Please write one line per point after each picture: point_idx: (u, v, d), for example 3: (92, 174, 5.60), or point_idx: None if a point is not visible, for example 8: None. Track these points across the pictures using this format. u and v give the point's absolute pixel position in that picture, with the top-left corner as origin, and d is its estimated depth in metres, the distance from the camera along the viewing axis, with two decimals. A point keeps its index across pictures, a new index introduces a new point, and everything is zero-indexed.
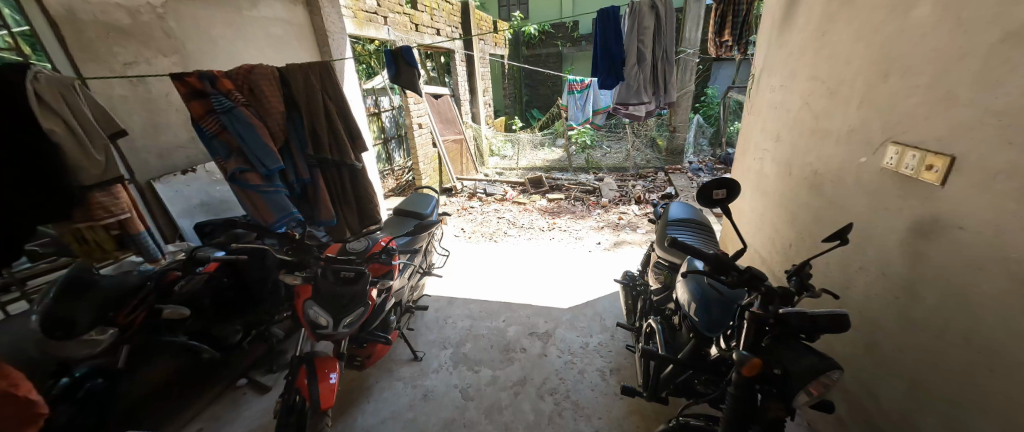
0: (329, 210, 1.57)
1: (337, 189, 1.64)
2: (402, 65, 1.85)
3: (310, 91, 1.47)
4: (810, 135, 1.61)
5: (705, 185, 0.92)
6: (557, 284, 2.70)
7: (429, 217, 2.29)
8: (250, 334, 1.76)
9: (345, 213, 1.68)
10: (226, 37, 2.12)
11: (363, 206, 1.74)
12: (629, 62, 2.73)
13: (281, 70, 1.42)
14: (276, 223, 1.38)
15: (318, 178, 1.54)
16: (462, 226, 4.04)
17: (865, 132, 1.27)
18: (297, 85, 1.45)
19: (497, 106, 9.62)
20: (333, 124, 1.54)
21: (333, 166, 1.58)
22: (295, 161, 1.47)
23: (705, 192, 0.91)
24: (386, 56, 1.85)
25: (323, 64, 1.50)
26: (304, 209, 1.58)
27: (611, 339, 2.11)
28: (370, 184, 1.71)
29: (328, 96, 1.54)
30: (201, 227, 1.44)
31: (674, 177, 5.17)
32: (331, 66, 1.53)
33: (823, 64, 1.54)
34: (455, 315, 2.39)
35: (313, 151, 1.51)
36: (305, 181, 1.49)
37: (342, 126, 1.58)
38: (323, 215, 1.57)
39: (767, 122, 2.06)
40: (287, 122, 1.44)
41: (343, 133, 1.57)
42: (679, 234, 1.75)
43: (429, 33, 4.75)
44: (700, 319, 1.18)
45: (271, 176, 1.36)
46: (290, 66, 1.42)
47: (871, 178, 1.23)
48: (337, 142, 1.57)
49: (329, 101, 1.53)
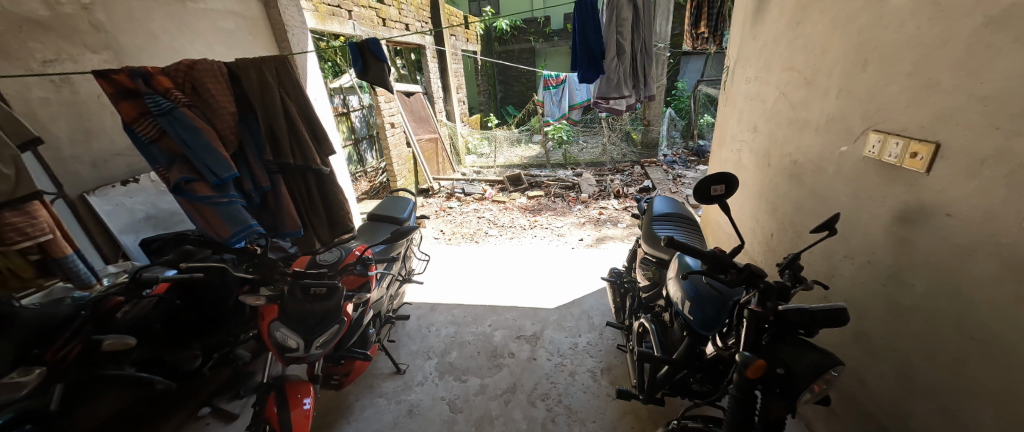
0: (294, 220, 1.42)
1: (303, 197, 1.49)
2: (370, 59, 1.72)
3: (265, 89, 1.32)
4: (788, 125, 1.62)
5: (703, 179, 0.86)
6: (542, 283, 2.65)
7: (407, 221, 2.17)
8: (212, 358, 1.60)
9: (314, 222, 1.54)
10: (169, 31, 1.93)
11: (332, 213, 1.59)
12: (608, 55, 2.67)
13: (229, 66, 1.26)
14: (232, 238, 1.25)
15: (281, 186, 1.39)
16: (441, 228, 3.94)
17: (844, 121, 1.27)
18: (250, 83, 1.29)
19: (472, 103, 9.50)
20: (294, 127, 1.39)
21: (296, 171, 1.44)
22: (251, 167, 1.31)
23: (704, 186, 0.85)
24: (352, 51, 1.72)
25: (280, 58, 1.34)
26: (266, 219, 1.43)
27: (600, 338, 2.07)
28: (340, 189, 1.57)
29: (287, 95, 1.38)
30: (147, 243, 1.29)
31: (650, 170, 5.25)
32: (289, 61, 1.38)
33: (799, 54, 1.54)
34: (438, 321, 2.29)
35: (272, 156, 1.37)
36: (265, 189, 1.34)
37: (306, 128, 1.43)
38: (289, 225, 1.42)
39: (742, 113, 2.07)
40: (240, 123, 1.29)
41: (306, 136, 1.43)
42: (663, 229, 1.73)
43: (397, 29, 4.58)
44: (695, 317, 1.15)
45: (224, 186, 1.21)
46: (240, 61, 1.26)
47: (853, 167, 1.22)
48: (299, 146, 1.42)
49: (288, 100, 1.38)
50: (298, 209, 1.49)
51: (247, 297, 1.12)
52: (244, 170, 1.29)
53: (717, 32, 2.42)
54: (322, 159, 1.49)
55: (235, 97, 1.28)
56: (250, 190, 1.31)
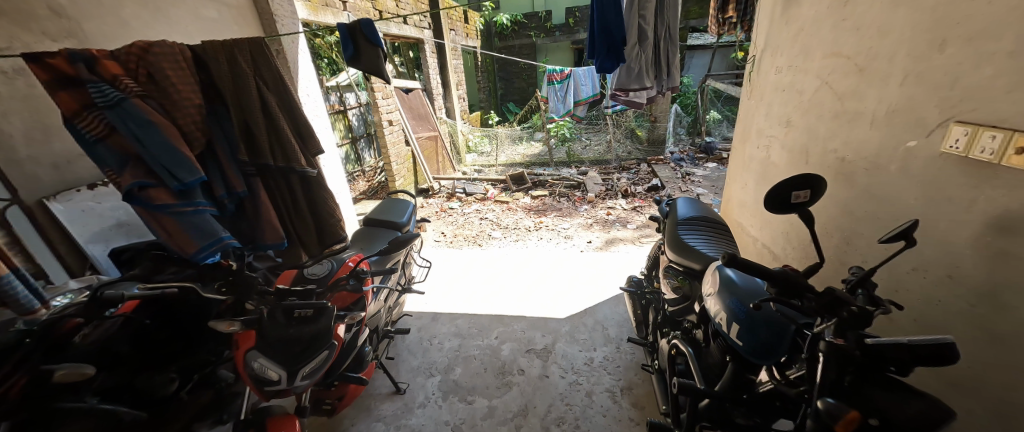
0: (275, 230, 1.14)
1: (287, 205, 1.21)
2: (363, 43, 1.54)
3: (238, 77, 1.08)
4: (833, 118, 1.45)
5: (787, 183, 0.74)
6: (552, 290, 2.47)
7: (406, 226, 2.01)
8: (193, 380, 1.22)
9: (302, 235, 1.26)
10: (141, 18, 1.76)
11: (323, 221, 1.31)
12: (630, 42, 2.49)
13: (194, 49, 1.03)
14: (200, 252, 0.96)
15: (260, 191, 1.12)
16: (442, 230, 3.78)
17: (912, 112, 1.11)
18: (220, 70, 1.05)
19: (473, 100, 9.29)
20: (274, 119, 1.13)
21: (278, 175, 1.16)
22: (223, 170, 1.06)
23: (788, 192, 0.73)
24: (342, 33, 1.53)
25: (254, 39, 1.11)
26: (243, 231, 1.15)
27: (616, 352, 1.91)
28: (331, 196, 1.27)
29: (265, 84, 1.14)
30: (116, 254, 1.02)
31: (657, 168, 5.10)
32: (266, 44, 1.14)
33: (849, 37, 1.38)
34: (441, 334, 2.13)
35: (249, 155, 1.10)
36: (240, 195, 1.07)
37: (288, 123, 1.18)
38: (269, 238, 1.13)
39: (772, 106, 1.91)
40: (209, 118, 1.05)
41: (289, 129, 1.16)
42: (689, 235, 1.55)
43: (395, 21, 4.39)
44: (746, 343, 0.98)
45: (190, 192, 0.96)
46: (207, 43, 1.04)
47: (924, 165, 1.07)
48: (280, 142, 1.15)
49: (265, 89, 1.13)
50: (283, 219, 1.20)
51: (219, 322, 0.93)
52: (212, 173, 1.03)
53: (744, 17, 2.23)
54: (310, 160, 1.22)
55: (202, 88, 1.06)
56: (222, 197, 1.04)
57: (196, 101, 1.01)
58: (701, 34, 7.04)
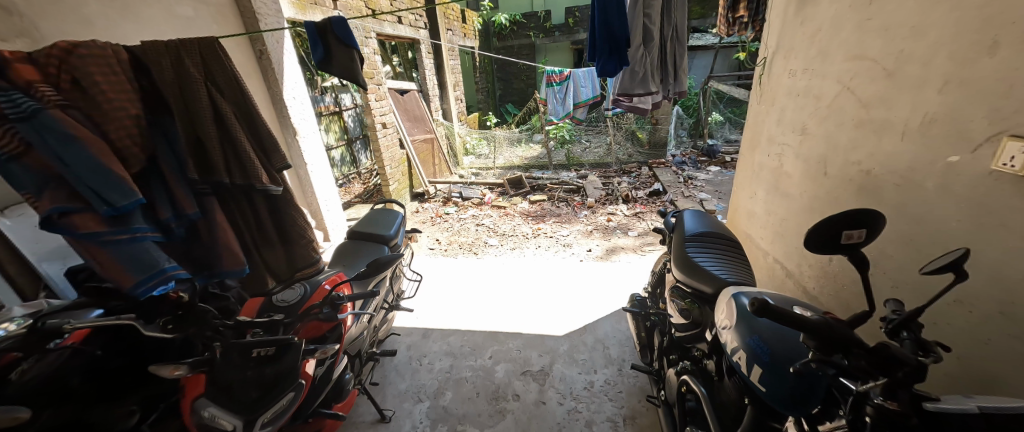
0: (235, 256, 1.05)
1: (248, 227, 1.13)
2: (334, 44, 1.55)
3: (186, 83, 0.98)
4: (855, 127, 1.33)
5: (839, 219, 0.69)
6: (550, 304, 2.34)
7: (394, 238, 1.88)
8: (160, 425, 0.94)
9: (268, 258, 1.18)
10: (106, 16, 1.63)
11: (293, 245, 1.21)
12: (634, 43, 2.36)
13: (132, 52, 0.94)
14: (137, 287, 0.85)
15: (216, 212, 1.03)
16: (436, 237, 3.65)
17: (954, 124, 1.00)
18: (164, 75, 0.96)
19: (470, 101, 9.17)
20: (229, 130, 1.03)
21: (238, 193, 1.08)
22: (171, 190, 0.96)
23: (840, 228, 0.68)
24: (311, 33, 1.53)
25: (204, 40, 1.01)
26: (196, 256, 1.05)
27: (619, 375, 1.78)
28: (300, 214, 1.18)
29: (219, 89, 1.05)
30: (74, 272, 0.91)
31: (659, 172, 4.98)
32: (218, 45, 1.05)
33: (874, 38, 1.26)
34: (432, 352, 2.00)
35: (199, 173, 1.01)
36: (192, 217, 0.98)
37: (246, 133, 1.08)
38: (227, 264, 1.04)
39: (785, 112, 1.79)
40: (153, 132, 0.95)
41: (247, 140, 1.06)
42: (699, 255, 1.41)
43: (390, 21, 4.27)
44: (770, 389, 0.85)
45: (127, 217, 0.86)
46: (145, 46, 0.94)
47: (973, 184, 0.96)
48: (237, 156, 1.05)
49: (218, 95, 1.03)
50: (242, 240, 1.11)
51: (163, 365, 0.77)
52: (156, 195, 0.93)
53: (755, 16, 2.11)
54: (273, 175, 1.11)
55: (144, 96, 0.96)
56: (167, 221, 0.94)
57: (135, 112, 0.91)
58: (703, 35, 6.92)
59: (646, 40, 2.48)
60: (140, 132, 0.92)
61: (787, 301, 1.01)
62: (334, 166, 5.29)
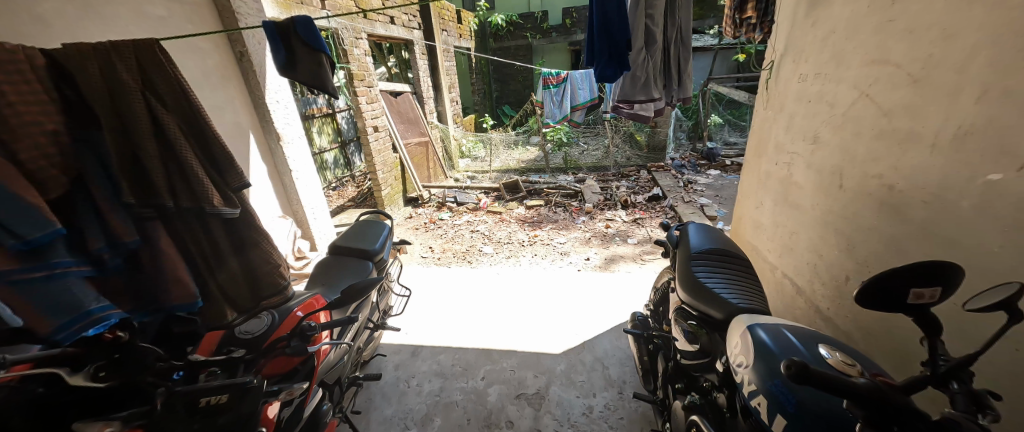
0: (183, 287, 1.02)
1: (200, 248, 1.08)
2: (297, 44, 1.56)
3: (118, 92, 0.93)
4: (875, 137, 1.23)
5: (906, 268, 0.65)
6: (546, 319, 2.23)
7: (379, 253, 1.77)
8: None
9: (224, 285, 1.11)
10: (67, 15, 1.51)
11: (254, 269, 1.13)
12: (636, 46, 2.26)
13: (58, 61, 0.89)
14: (58, 331, 0.82)
15: (159, 238, 1.00)
16: (429, 244, 3.54)
17: (995, 137, 0.90)
18: (91, 82, 0.90)
19: (467, 102, 9.05)
20: (171, 144, 0.98)
21: (186, 217, 1.03)
22: (102, 214, 0.92)
23: (909, 275, 0.64)
24: (269, 34, 1.53)
25: (140, 43, 0.96)
26: (141, 287, 1.02)
27: (619, 399, 1.67)
28: (259, 235, 1.13)
29: (160, 99, 1.00)
30: None
31: (658, 176, 4.88)
32: (161, 52, 1.01)
33: (896, 42, 1.16)
34: (420, 373, 1.88)
35: (135, 196, 0.96)
36: (131, 245, 0.95)
37: (194, 147, 1.02)
38: (176, 298, 1.01)
39: (794, 118, 1.69)
40: (76, 150, 0.90)
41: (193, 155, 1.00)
42: (705, 275, 1.30)
43: (382, 21, 4.15)
44: None
45: (45, 249, 0.83)
46: (70, 50, 0.89)
47: (1018, 205, 0.86)
48: (182, 172, 1.00)
49: (159, 106, 0.98)
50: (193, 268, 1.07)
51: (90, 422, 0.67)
52: (87, 222, 0.90)
53: (763, 17, 2.00)
54: (226, 193, 1.06)
55: (71, 107, 0.91)
56: (99, 251, 0.91)
57: (53, 128, 0.86)
58: (702, 36, 6.82)
59: (648, 42, 2.38)
60: (58, 151, 0.87)
61: (812, 337, 0.90)
62: (327, 169, 5.17)
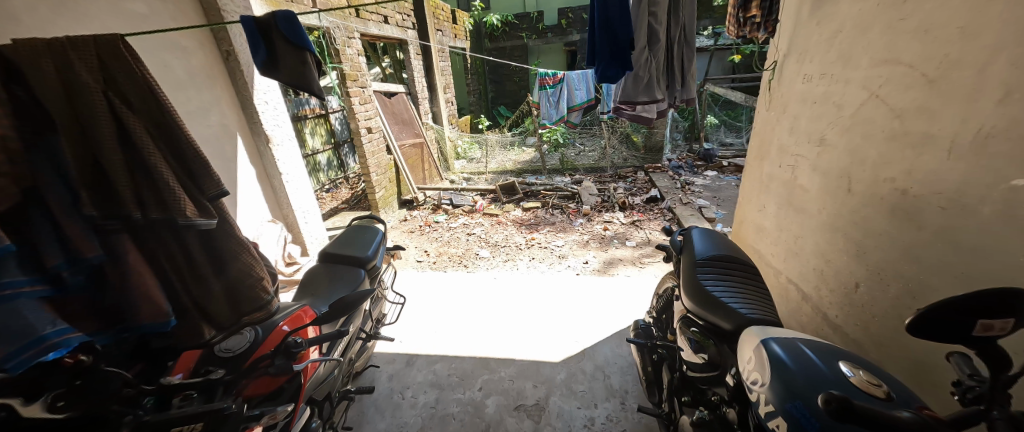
0: (154, 306, 0.89)
1: (175, 262, 0.96)
2: (280, 43, 1.51)
3: (77, 91, 0.84)
4: (887, 140, 1.19)
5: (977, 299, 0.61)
6: (545, 325, 2.17)
7: (372, 260, 1.70)
8: None
9: (202, 303, 0.99)
10: (39, 11, 1.43)
11: (236, 285, 1.02)
12: (638, 45, 2.22)
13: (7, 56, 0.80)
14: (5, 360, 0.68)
15: (127, 253, 0.88)
16: (424, 248, 3.47)
17: (1018, 141, 0.86)
18: (45, 81, 0.81)
19: (462, 103, 8.96)
20: (137, 149, 0.88)
21: (156, 231, 0.92)
22: (59, 226, 0.81)
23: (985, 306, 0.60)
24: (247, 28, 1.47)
25: (102, 37, 0.87)
26: (107, 308, 0.89)
27: (621, 409, 1.62)
28: (240, 248, 1.02)
29: (125, 99, 0.90)
30: None
31: (656, 177, 4.85)
32: (127, 47, 0.91)
33: (908, 41, 1.12)
34: (416, 383, 1.82)
35: (97, 210, 0.85)
36: (94, 261, 0.83)
37: (163, 152, 0.92)
38: (145, 315, 0.89)
39: (798, 120, 1.65)
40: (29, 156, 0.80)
41: (162, 160, 0.90)
42: (712, 285, 1.25)
43: (375, 21, 4.08)
44: None
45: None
46: (23, 46, 0.81)
47: None
48: (150, 179, 0.89)
49: (124, 107, 0.89)
50: (168, 284, 0.96)
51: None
52: (42, 238, 0.79)
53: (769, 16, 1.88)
54: (200, 202, 0.94)
55: (22, 111, 0.81)
56: (57, 269, 0.79)
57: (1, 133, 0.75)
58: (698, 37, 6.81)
59: (651, 42, 2.34)
60: (8, 158, 0.76)
61: (832, 353, 0.84)
62: (321, 171, 5.08)
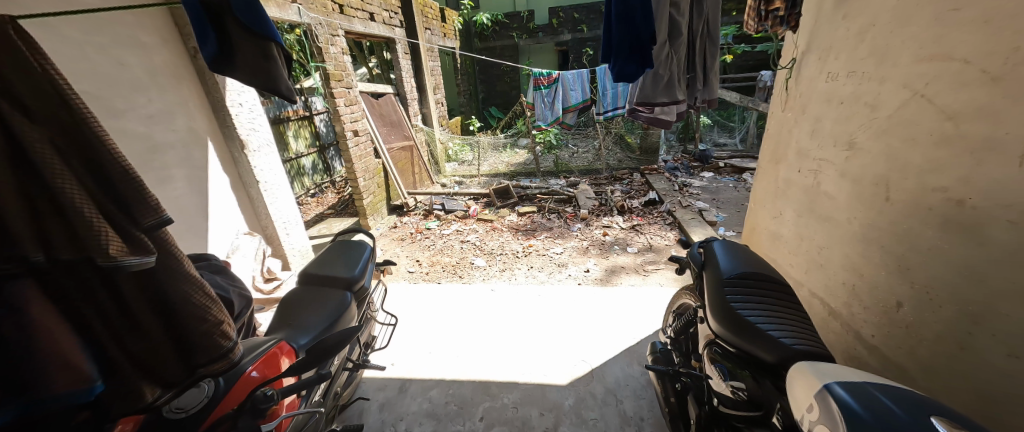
0: (70, 371, 0.67)
1: (104, 316, 0.72)
2: (238, 33, 1.45)
3: None
4: (935, 144, 1.07)
5: None
6: (549, 343, 2.02)
7: (360, 280, 1.52)
8: None
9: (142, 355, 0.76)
10: None
11: (186, 332, 0.79)
12: (660, 39, 2.09)
13: None
14: None
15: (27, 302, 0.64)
16: (416, 257, 3.29)
17: None
18: None
19: (452, 104, 8.75)
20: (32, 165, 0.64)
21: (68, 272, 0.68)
22: None
23: None
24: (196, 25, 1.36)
25: None
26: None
27: None
28: (188, 287, 0.78)
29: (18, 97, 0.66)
30: None
31: (653, 180, 4.75)
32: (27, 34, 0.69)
33: (962, 33, 1.00)
34: (410, 415, 1.64)
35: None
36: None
37: (75, 171, 0.68)
38: (58, 383, 0.66)
39: (821, 122, 1.54)
40: None
41: (71, 178, 0.66)
42: (745, 309, 1.11)
43: (360, 18, 3.87)
44: None
45: None
46: None
47: None
48: (52, 206, 0.66)
49: (18, 109, 0.65)
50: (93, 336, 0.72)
51: None
52: None
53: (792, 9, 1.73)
54: (130, 234, 0.70)
55: None
56: None
57: None
58: None
59: (671, 36, 2.20)
60: None
61: (916, 405, 0.70)
62: (305, 175, 4.84)
